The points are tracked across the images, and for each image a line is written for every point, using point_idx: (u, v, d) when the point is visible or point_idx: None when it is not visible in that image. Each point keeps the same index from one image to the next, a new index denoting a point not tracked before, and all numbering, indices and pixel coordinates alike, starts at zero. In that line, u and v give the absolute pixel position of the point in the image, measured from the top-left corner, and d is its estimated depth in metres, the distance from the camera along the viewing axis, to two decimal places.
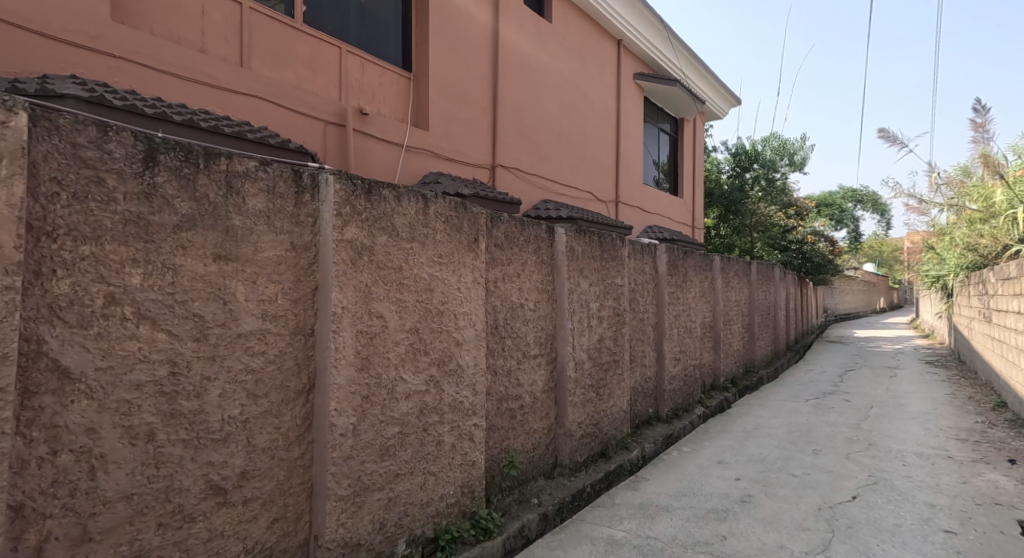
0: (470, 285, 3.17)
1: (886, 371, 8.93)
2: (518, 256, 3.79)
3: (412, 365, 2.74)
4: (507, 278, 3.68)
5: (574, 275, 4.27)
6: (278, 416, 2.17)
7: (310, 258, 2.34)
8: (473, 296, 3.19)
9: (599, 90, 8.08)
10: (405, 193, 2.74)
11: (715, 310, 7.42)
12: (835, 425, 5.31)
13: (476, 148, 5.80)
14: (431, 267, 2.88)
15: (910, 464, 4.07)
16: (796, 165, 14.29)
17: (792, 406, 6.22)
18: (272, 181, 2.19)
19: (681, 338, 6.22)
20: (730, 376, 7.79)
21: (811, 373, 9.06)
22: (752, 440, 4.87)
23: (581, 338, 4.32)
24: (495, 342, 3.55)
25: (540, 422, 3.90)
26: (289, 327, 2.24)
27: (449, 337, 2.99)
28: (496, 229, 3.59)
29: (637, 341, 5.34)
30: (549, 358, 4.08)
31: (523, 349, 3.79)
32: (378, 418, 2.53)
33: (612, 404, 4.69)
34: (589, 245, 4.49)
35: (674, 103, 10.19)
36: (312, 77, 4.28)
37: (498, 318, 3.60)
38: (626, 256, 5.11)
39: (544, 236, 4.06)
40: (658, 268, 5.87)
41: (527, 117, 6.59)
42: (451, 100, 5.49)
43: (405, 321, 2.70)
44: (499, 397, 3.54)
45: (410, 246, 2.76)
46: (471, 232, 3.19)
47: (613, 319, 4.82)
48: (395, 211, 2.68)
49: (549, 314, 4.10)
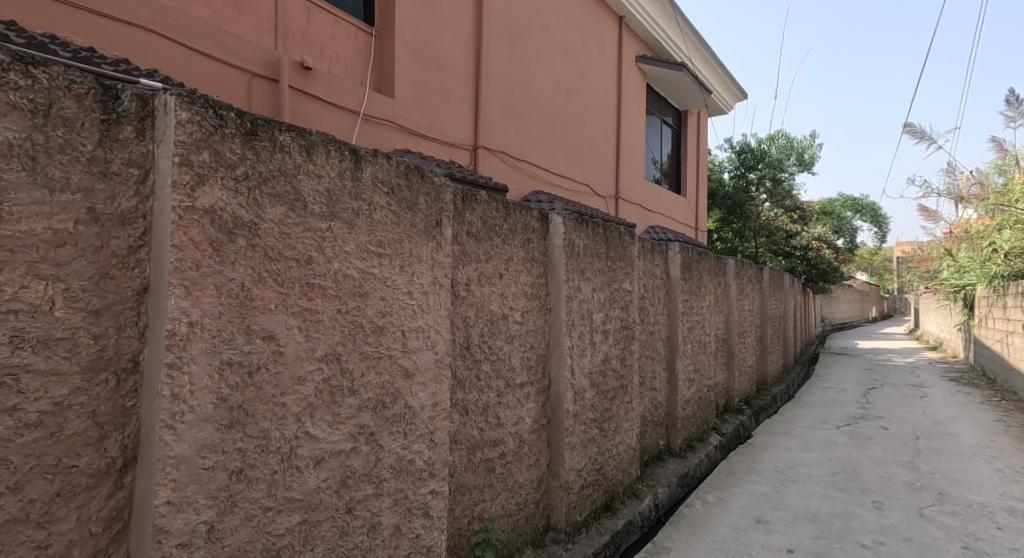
0: (428, 289, 2.20)
1: (912, 389, 8.06)
2: (500, 251, 2.83)
3: (327, 411, 1.76)
4: (484, 280, 2.72)
5: (573, 278, 3.31)
6: (45, 525, 1.19)
7: (132, 239, 1.36)
8: (432, 305, 2.22)
9: (599, 72, 7.16)
10: (322, 144, 1.77)
11: (728, 321, 6.51)
12: (884, 463, 4.37)
13: (454, 124, 4.85)
14: (363, 262, 1.91)
15: (1008, 529, 3.15)
16: (805, 165, 13.49)
17: (824, 436, 5.28)
18: (48, 95, 1.21)
19: (694, 354, 5.31)
20: (744, 396, 6.87)
21: (829, 391, 8.17)
22: (791, 484, 3.93)
23: (582, 358, 3.36)
24: (468, 368, 2.59)
25: (527, 473, 2.95)
26: (79, 360, 1.25)
27: (392, 366, 2.02)
28: (471, 214, 2.63)
29: (646, 359, 4.40)
30: (540, 386, 3.12)
31: (506, 376, 2.83)
32: (260, 506, 1.54)
33: (618, 442, 3.74)
34: (593, 240, 3.54)
35: (679, 91, 9.30)
36: (236, 16, 3.31)
37: (473, 334, 2.63)
38: (635, 256, 4.16)
39: (535, 226, 3.12)
40: (671, 271, 4.93)
41: (516, 92, 5.64)
42: (423, 64, 4.54)
43: (314, 343, 1.72)
44: (471, 445, 2.58)
45: (326, 227, 1.79)
46: (429, 212, 2.23)
47: (620, 334, 3.87)
48: (301, 169, 1.70)
49: (540, 328, 3.14)
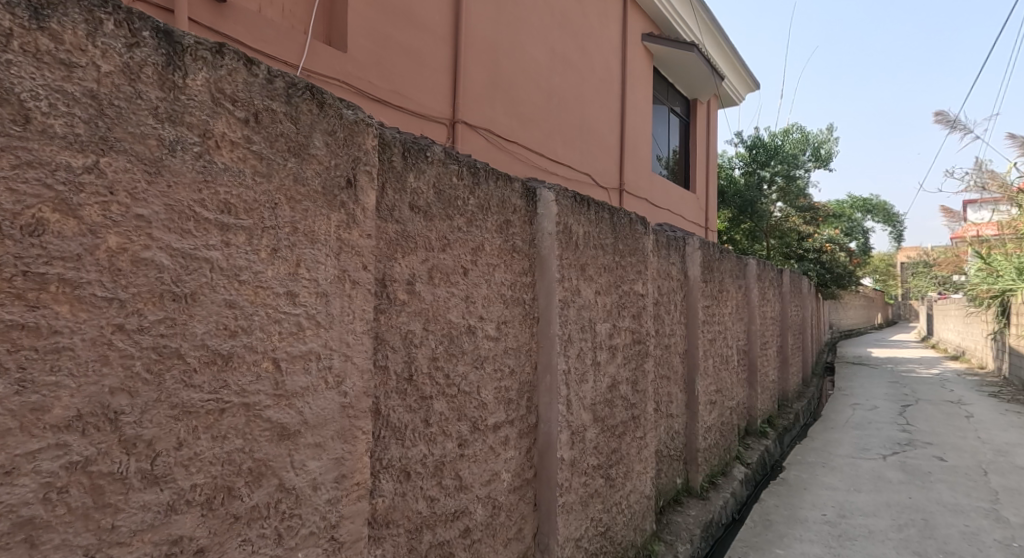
0: (328, 292, 1.35)
1: (952, 406, 7.17)
2: (463, 236, 1.99)
3: (77, 530, 0.89)
4: (439, 278, 1.87)
5: (570, 277, 2.46)
6: None
7: None
8: (335, 317, 1.37)
9: (601, 47, 6.33)
10: (75, 4, 0.92)
11: (748, 331, 5.67)
12: (959, 511, 3.50)
13: (427, 94, 4.04)
14: (184, 240, 1.05)
15: None
16: (821, 161, 12.73)
17: (874, 470, 4.40)
18: None
19: (716, 371, 4.47)
20: (767, 415, 6.01)
21: (859, 408, 7.30)
22: (849, 543, 3.07)
23: (584, 385, 2.51)
24: (410, 410, 1.74)
25: (502, 552, 2.09)
26: None
27: (249, 421, 1.16)
28: (417, 178, 1.79)
29: (660, 380, 3.57)
30: (522, 427, 2.26)
31: (470, 416, 1.98)
32: None
33: (628, 492, 2.89)
34: (597, 228, 2.69)
35: (688, 75, 8.46)
36: None
37: (419, 357, 1.78)
38: (649, 251, 3.32)
39: (517, 204, 2.27)
40: (689, 270, 4.08)
41: (504, 61, 4.82)
42: (388, 15, 3.72)
43: (45, 389, 0.87)
44: (415, 526, 1.73)
45: (85, 166, 0.92)
46: (335, 164, 1.38)
47: (632, 350, 3.02)
48: (11, 44, 0.85)
49: (524, 346, 2.29)
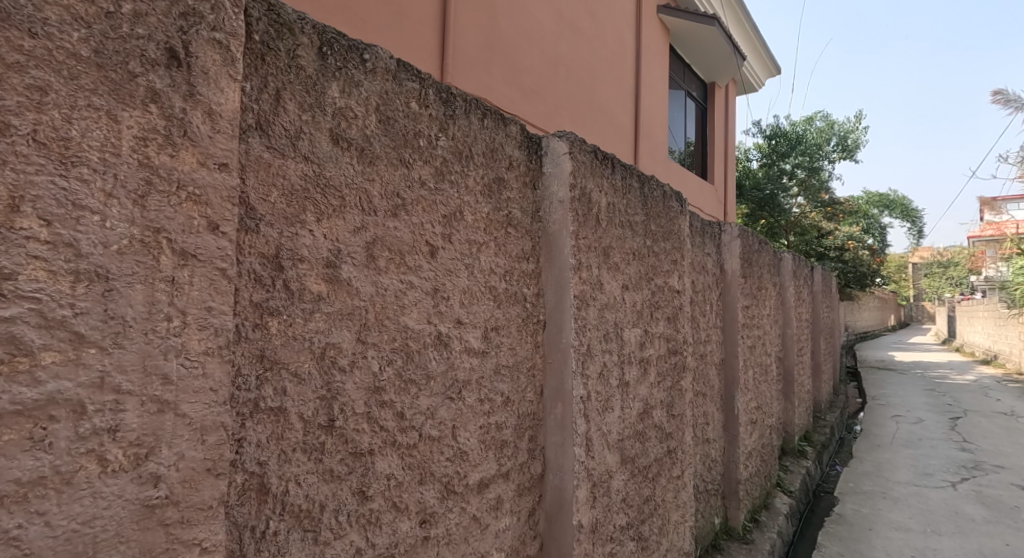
0: (105, 273, 0.65)
1: (1006, 419, 6.41)
2: (430, 196, 1.28)
3: None
4: (385, 261, 1.16)
5: (591, 263, 1.75)
6: None
7: None
8: (129, 325, 0.67)
9: (613, 15, 5.61)
10: None
11: (783, 335, 4.94)
12: None
13: (410, 49, 3.35)
14: None
15: None
16: (847, 152, 11.97)
17: (949, 503, 3.67)
18: None
19: (756, 384, 3.76)
20: (804, 430, 5.26)
21: (902, 421, 6.54)
22: None
23: (609, 415, 1.79)
24: (334, 479, 1.04)
25: None
26: None
27: None
28: (347, 93, 1.09)
29: (697, 399, 2.85)
30: (522, 481, 1.55)
31: (440, 476, 1.28)
32: None
33: (664, 553, 2.17)
34: (624, 198, 1.98)
35: (706, 53, 7.76)
36: None
37: (349, 390, 1.07)
38: (687, 235, 2.60)
39: (515, 156, 1.57)
40: (727, 263, 3.36)
41: (503, 18, 4.11)
42: None
43: None
44: None
45: None
46: (132, 14, 0.69)
47: (667, 364, 2.31)
48: None
49: (524, 362, 1.58)
